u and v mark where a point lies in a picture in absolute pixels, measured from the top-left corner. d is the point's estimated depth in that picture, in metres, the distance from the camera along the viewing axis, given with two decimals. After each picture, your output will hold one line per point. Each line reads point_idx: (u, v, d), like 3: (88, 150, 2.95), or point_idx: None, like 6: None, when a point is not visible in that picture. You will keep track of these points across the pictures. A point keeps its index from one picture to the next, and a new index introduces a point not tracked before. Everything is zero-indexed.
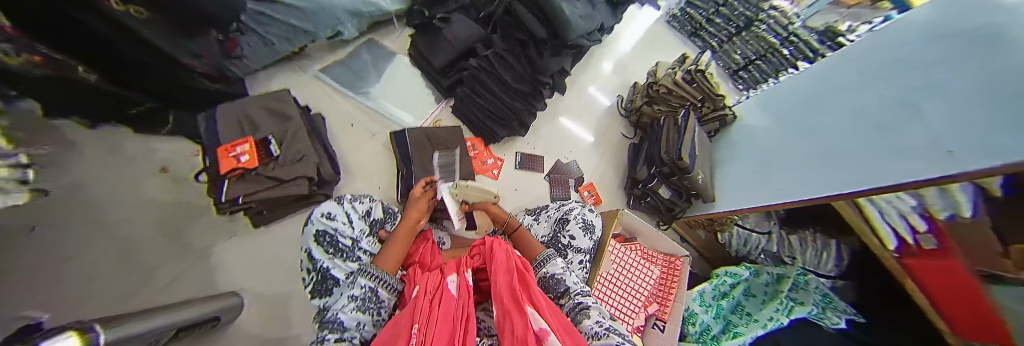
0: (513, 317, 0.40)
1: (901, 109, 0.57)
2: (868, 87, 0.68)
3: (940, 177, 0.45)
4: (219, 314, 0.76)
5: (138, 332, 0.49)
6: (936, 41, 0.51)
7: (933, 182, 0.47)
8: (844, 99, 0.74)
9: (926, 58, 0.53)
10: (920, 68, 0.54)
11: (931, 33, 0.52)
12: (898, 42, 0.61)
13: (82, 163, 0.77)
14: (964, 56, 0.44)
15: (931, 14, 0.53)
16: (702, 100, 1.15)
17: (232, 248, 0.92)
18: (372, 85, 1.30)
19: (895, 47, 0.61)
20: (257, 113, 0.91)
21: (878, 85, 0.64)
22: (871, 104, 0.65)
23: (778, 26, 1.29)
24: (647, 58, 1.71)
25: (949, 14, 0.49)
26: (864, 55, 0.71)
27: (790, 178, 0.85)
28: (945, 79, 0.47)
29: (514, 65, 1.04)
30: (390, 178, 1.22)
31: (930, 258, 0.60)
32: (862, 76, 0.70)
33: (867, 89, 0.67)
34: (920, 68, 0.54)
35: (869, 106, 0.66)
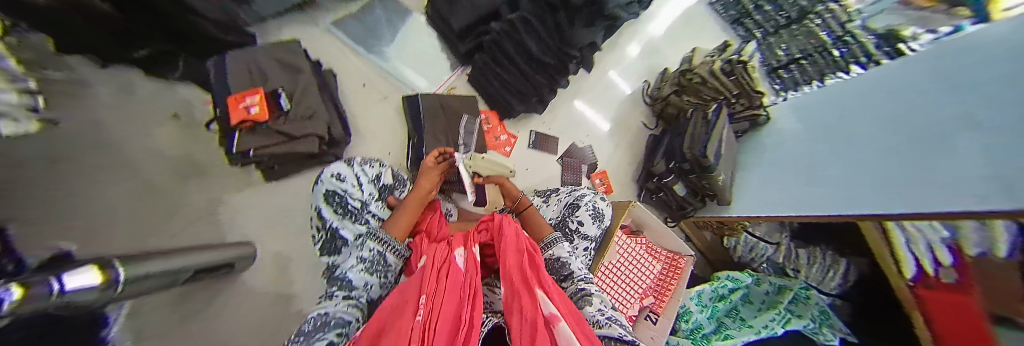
0: (522, 297, 0.39)
1: (967, 135, 0.51)
2: (925, 105, 0.62)
3: (985, 211, 0.42)
4: (232, 261, 0.84)
5: (156, 271, 0.55)
6: (1006, 60, 0.46)
7: (978, 215, 0.44)
8: (897, 114, 0.68)
9: (993, 79, 0.48)
10: (987, 90, 0.49)
11: (1003, 52, 0.48)
12: (969, 58, 0.55)
13: (99, 105, 0.81)
14: None
15: (1010, 30, 0.48)
16: (738, 95, 1.06)
17: (243, 199, 0.99)
18: (385, 45, 1.22)
19: (965, 64, 0.56)
20: (267, 63, 0.88)
21: (941, 103, 0.59)
22: (930, 124, 0.60)
23: (835, 22, 1.10)
24: (682, 43, 1.59)
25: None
26: (935, 67, 0.64)
27: (821, 190, 0.81)
28: (1010, 106, 0.43)
29: (541, 33, 0.95)
30: (401, 145, 1.20)
31: (943, 290, 0.60)
32: (925, 91, 0.64)
33: (927, 106, 0.61)
34: (986, 89, 0.49)
35: (927, 125, 0.60)
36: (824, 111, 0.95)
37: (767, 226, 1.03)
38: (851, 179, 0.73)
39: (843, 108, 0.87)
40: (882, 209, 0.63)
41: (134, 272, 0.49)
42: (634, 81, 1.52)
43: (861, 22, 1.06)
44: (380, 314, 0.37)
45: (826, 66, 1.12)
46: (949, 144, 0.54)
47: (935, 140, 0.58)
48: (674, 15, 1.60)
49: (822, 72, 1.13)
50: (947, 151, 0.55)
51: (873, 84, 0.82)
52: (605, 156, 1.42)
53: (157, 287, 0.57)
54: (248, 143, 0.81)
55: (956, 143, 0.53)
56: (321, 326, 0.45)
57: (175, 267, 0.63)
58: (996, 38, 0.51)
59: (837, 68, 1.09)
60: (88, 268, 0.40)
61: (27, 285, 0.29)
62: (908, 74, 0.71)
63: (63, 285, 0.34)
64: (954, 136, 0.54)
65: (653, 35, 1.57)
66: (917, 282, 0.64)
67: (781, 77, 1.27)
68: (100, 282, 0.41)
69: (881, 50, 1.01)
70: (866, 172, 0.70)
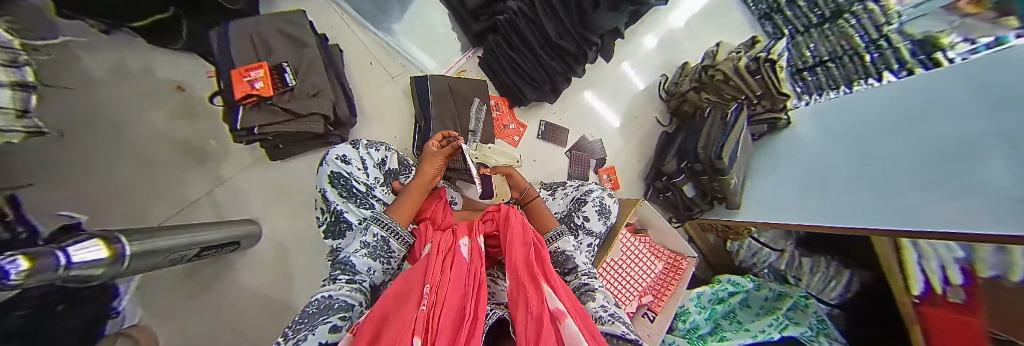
0: (528, 291, 0.36)
1: (999, 152, 0.49)
2: (955, 118, 0.59)
3: (1004, 235, 0.42)
4: (237, 240, 0.86)
5: (159, 245, 0.55)
6: None
7: (996, 238, 0.43)
8: (925, 125, 0.65)
9: None
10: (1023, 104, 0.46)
11: None
12: (1011, 68, 0.52)
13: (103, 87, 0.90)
14: None
15: None
16: (760, 96, 1.01)
17: (250, 175, 1.01)
18: (394, 21, 1.17)
19: (1007, 73, 0.52)
20: (270, 34, 0.84)
21: (971, 117, 0.56)
22: (958, 138, 0.57)
23: (871, 23, 1.01)
24: (705, 35, 1.52)
25: None
26: (971, 76, 0.61)
27: (835, 202, 0.79)
28: None
29: (561, 15, 0.85)
30: (406, 128, 1.17)
31: (953, 311, 0.57)
32: (958, 102, 0.61)
33: (958, 120, 0.59)
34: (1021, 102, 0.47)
35: (956, 140, 0.58)
36: (849, 117, 0.90)
37: (771, 234, 1.04)
38: (867, 192, 0.72)
39: (869, 116, 0.83)
40: (894, 223, 0.62)
41: (141, 244, 0.50)
42: (650, 74, 1.46)
43: (900, 25, 0.95)
44: (383, 303, 0.35)
45: (854, 70, 1.04)
46: (979, 160, 0.52)
47: (963, 155, 0.55)
48: (697, 7, 1.52)
49: (849, 77, 1.06)
50: (976, 168, 0.52)
51: (907, 91, 0.77)
52: (614, 152, 1.39)
53: (161, 264, 0.59)
54: (251, 120, 0.80)
55: (985, 160, 0.51)
56: (323, 310, 0.44)
57: (182, 244, 0.63)
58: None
59: (867, 74, 1.00)
60: (96, 243, 0.39)
61: (32, 255, 0.27)
62: (944, 82, 0.67)
63: (69, 258, 0.33)
64: (983, 152, 0.52)
65: (675, 27, 1.49)
66: (924, 299, 0.64)
67: (805, 79, 1.20)
68: (106, 256, 0.40)
69: (917, 59, 0.90)
70: (884, 184, 0.68)
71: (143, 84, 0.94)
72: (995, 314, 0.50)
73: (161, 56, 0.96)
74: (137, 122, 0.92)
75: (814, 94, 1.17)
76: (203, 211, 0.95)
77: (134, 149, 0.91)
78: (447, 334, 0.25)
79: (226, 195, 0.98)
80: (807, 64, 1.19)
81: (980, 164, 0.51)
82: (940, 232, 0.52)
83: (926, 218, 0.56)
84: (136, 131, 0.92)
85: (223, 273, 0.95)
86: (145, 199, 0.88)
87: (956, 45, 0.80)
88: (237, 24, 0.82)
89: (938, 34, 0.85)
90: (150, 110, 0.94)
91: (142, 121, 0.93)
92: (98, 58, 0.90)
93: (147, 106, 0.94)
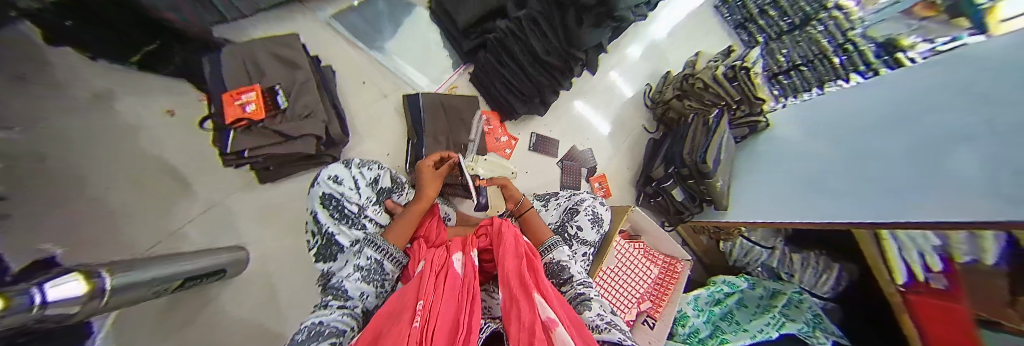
0: (521, 303, 0.37)
1: (963, 142, 0.52)
2: (924, 113, 0.62)
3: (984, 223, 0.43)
4: (225, 267, 0.83)
5: (140, 278, 0.53)
6: (1008, 70, 0.46)
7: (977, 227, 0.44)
8: (893, 122, 0.69)
9: (994, 87, 0.48)
10: (986, 100, 0.48)
11: (1004, 63, 0.47)
12: (973, 67, 0.55)
13: None
14: None
15: (1014, 41, 0.47)
16: (739, 101, 1.05)
17: (240, 200, 1.00)
18: (385, 40, 1.21)
19: (968, 73, 0.55)
20: (263, 57, 0.87)
21: (939, 113, 0.59)
22: (925, 133, 0.60)
23: (837, 29, 1.11)
24: (687, 46, 1.60)
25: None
26: (934, 75, 0.64)
27: (817, 200, 0.82)
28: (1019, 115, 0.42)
29: (548, 34, 0.91)
30: (399, 145, 1.18)
31: (937, 297, 0.61)
32: (920, 100, 0.65)
33: (924, 116, 0.62)
34: (984, 100, 0.49)
35: (923, 134, 0.61)
36: (826, 115, 0.94)
37: (762, 232, 1.04)
38: (848, 188, 0.74)
39: (840, 115, 0.88)
40: (877, 218, 0.64)
41: (120, 280, 0.48)
42: (637, 84, 1.52)
43: (862, 30, 1.07)
44: (376, 322, 0.35)
45: (825, 73, 1.10)
46: (941, 151, 0.55)
47: (926, 148, 0.59)
48: (678, 19, 1.61)
49: (822, 78, 1.10)
50: (943, 159, 0.55)
51: (872, 91, 0.82)
52: (605, 160, 1.42)
53: (142, 298, 0.57)
54: (242, 143, 0.80)
55: (952, 153, 0.53)
56: (314, 336, 0.42)
57: (167, 274, 0.62)
58: (992, 50, 0.51)
59: (837, 76, 1.08)
60: (75, 278, 0.38)
61: (9, 294, 0.27)
62: (906, 83, 0.72)
63: (46, 296, 0.32)
64: (951, 146, 0.54)
65: (656, 38, 1.57)
66: (910, 287, 0.66)
67: (782, 82, 1.19)
68: (85, 293, 0.39)
69: (880, 60, 0.99)
70: (863, 179, 0.71)
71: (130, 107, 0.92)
72: (984, 299, 0.54)
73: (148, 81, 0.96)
74: None
75: (790, 97, 1.18)
76: (189, 237, 0.92)
77: None
78: None
79: (212, 219, 0.96)
80: (782, 68, 1.20)
81: (949, 155, 0.54)
82: (928, 223, 0.53)
83: (910, 210, 0.58)
84: None
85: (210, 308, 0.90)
86: None
87: (918, 45, 0.91)
88: (229, 48, 0.83)
89: (898, 37, 0.96)
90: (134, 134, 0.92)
91: None
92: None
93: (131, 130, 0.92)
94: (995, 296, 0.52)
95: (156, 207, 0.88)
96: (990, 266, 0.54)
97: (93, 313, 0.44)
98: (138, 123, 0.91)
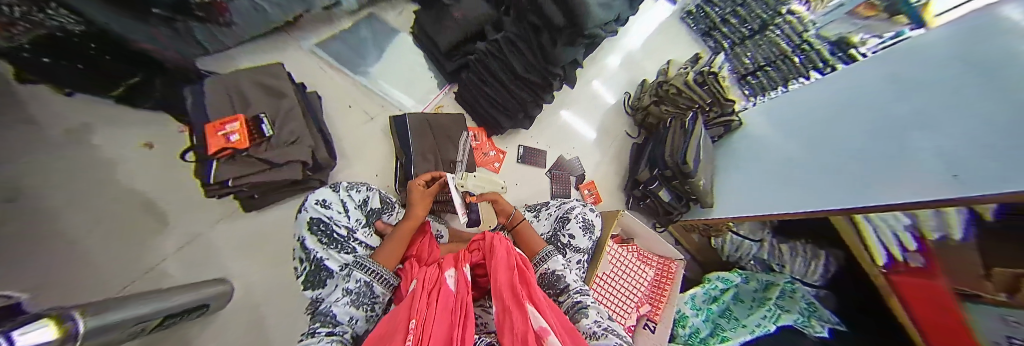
0: (513, 314, 0.38)
1: (912, 130, 0.56)
2: (872, 103, 0.68)
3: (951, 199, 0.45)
4: (208, 302, 0.79)
5: (115, 319, 0.51)
6: (940, 58, 0.51)
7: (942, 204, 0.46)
8: (850, 113, 0.74)
9: (930, 74, 0.52)
10: (925, 86, 0.53)
11: (934, 52, 0.52)
12: (906, 58, 0.61)
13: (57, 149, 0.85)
14: (970, 73, 0.44)
15: (938, 33, 0.53)
16: (711, 103, 1.11)
17: (221, 233, 0.96)
18: (370, 65, 1.24)
19: (904, 64, 0.61)
20: (246, 86, 0.88)
21: (886, 101, 0.64)
22: (875, 121, 0.65)
23: (793, 31, 1.17)
24: (659, 54, 1.70)
25: (954, 36, 0.48)
26: (874, 69, 0.70)
27: (794, 191, 0.86)
28: (958, 95, 0.46)
29: (524, 53, 0.97)
30: (387, 166, 1.19)
31: (916, 275, 0.63)
32: (868, 92, 0.70)
33: (873, 105, 0.67)
34: (923, 87, 0.54)
35: (874, 121, 0.66)
36: (791, 110, 1.00)
37: (749, 225, 1.05)
38: (821, 178, 0.78)
39: (803, 109, 0.94)
40: (844, 203, 0.68)
41: (94, 323, 0.46)
42: (617, 92, 1.58)
43: (816, 31, 1.11)
44: None
45: (788, 71, 1.19)
46: (893, 135, 0.59)
47: (880, 135, 0.63)
48: (649, 31, 1.72)
49: (785, 77, 1.20)
50: (894, 145, 0.59)
51: (826, 86, 0.88)
52: (593, 167, 1.45)
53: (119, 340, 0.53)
54: (225, 173, 0.79)
55: (902, 136, 0.58)
56: None
57: (144, 313, 0.59)
58: (921, 42, 0.57)
59: (799, 73, 1.14)
60: (44, 322, 0.36)
61: None
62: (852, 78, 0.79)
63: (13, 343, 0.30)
64: (901, 129, 0.58)
65: (630, 49, 1.66)
66: (890, 268, 0.69)
67: (750, 83, 1.32)
68: (57, 337, 0.37)
69: (836, 56, 1.05)
70: (832, 169, 0.75)
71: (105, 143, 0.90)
72: (960, 272, 0.55)
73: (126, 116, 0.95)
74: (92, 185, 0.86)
75: (759, 96, 1.30)
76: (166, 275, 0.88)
77: None
78: None
79: (192, 254, 0.92)
80: (749, 70, 1.32)
81: (900, 138, 0.58)
82: (903, 204, 0.55)
83: (879, 192, 0.61)
84: None
85: None
86: None
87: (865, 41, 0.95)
88: (212, 79, 0.85)
89: (849, 34, 1.01)
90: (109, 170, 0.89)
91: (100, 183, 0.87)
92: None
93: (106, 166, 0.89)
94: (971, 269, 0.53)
95: (131, 245, 0.85)
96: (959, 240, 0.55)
97: None
98: (115, 160, 0.89)
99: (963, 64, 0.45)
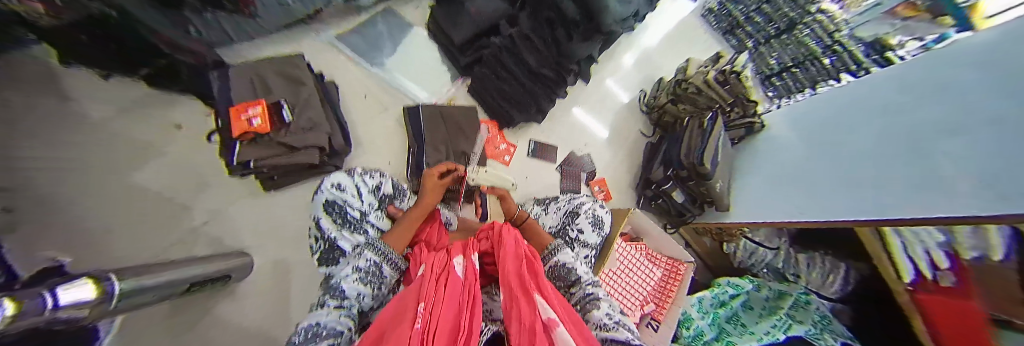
0: (521, 303, 0.38)
1: (952, 139, 0.53)
2: (904, 109, 0.66)
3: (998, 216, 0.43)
4: (230, 273, 0.84)
5: (147, 284, 0.54)
6: (993, 63, 0.48)
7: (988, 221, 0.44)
8: (884, 121, 0.70)
9: (981, 80, 0.50)
10: (974, 93, 0.51)
11: (988, 57, 0.50)
12: (952, 64, 0.58)
13: None
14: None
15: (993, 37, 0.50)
16: (732, 104, 1.08)
17: (241, 213, 1.01)
18: (385, 57, 1.26)
19: (948, 70, 0.58)
20: (269, 75, 0.91)
21: (919, 108, 0.62)
22: (907, 127, 0.63)
23: (823, 32, 1.12)
24: (678, 52, 1.65)
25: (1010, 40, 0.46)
26: (908, 74, 0.68)
27: (811, 197, 0.84)
28: (1009, 104, 0.44)
29: (539, 48, 0.96)
30: (400, 155, 1.21)
31: (949, 295, 0.59)
32: (907, 100, 0.66)
33: (905, 110, 0.65)
34: (970, 94, 0.51)
35: (903, 127, 0.64)
36: (813, 113, 0.97)
37: (764, 232, 1.03)
38: (840, 184, 0.76)
39: (829, 113, 0.90)
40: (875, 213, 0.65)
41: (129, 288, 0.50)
42: (631, 90, 1.55)
43: (849, 31, 1.05)
44: (378, 324, 0.35)
45: (817, 72, 1.14)
46: (932, 144, 0.57)
47: (922, 146, 0.59)
48: (667, 28, 1.67)
49: (814, 79, 1.15)
50: (940, 159, 0.55)
51: (860, 93, 0.82)
52: (604, 164, 1.44)
53: (150, 303, 0.58)
54: (248, 155, 0.83)
55: (939, 144, 0.55)
56: (311, 337, 0.41)
57: (174, 279, 0.64)
58: (970, 47, 0.54)
59: (829, 76, 1.10)
60: (85, 282, 0.41)
61: (20, 298, 0.31)
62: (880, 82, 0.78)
63: (57, 301, 0.35)
64: (940, 139, 0.56)
65: (647, 47, 1.62)
66: (917, 285, 0.65)
67: (775, 84, 1.29)
68: (93, 297, 0.41)
69: (870, 59, 0.99)
70: (854, 179, 0.72)
71: None
72: (992, 295, 0.53)
73: None
74: None
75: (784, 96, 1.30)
76: None
77: None
78: None
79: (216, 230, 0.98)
80: (774, 70, 1.29)
81: (938, 148, 0.56)
82: (937, 219, 0.54)
83: (910, 204, 0.58)
84: None
85: (206, 318, 0.87)
86: None
87: (905, 43, 0.88)
88: (235, 67, 0.88)
89: (886, 35, 0.94)
90: None
91: None
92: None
93: None
94: (1008, 294, 0.50)
95: None
96: (1001, 262, 0.51)
97: (103, 317, 0.47)
98: None
99: (1018, 78, 0.42)
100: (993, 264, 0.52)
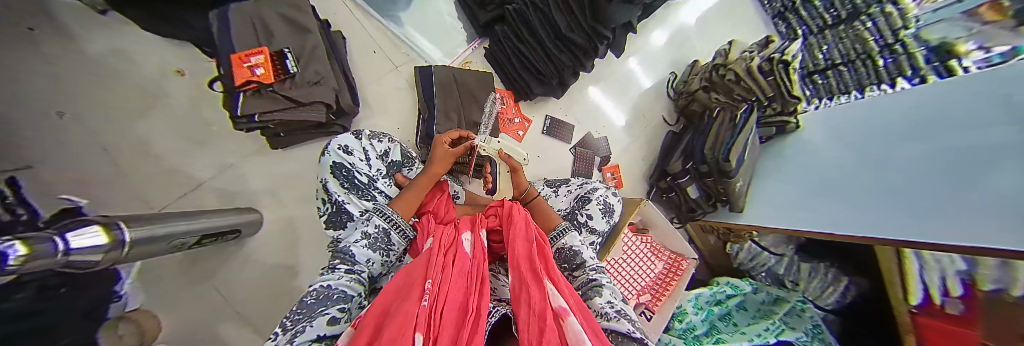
0: (531, 287, 0.33)
1: (992, 162, 0.49)
2: (955, 122, 0.59)
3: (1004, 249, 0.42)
4: (239, 227, 0.86)
5: (155, 234, 0.55)
6: None
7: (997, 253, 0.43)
8: (929, 133, 0.63)
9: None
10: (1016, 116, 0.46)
11: None
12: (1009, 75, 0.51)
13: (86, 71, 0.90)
14: None
15: None
16: (771, 98, 0.95)
17: (250, 166, 1.03)
18: (398, 8, 1.13)
19: (1002, 80, 0.52)
20: (268, 16, 0.82)
21: (966, 125, 0.56)
22: (955, 145, 0.57)
23: (886, 27, 0.86)
24: (721, 32, 1.48)
25: None
26: (976, 77, 0.59)
27: (837, 208, 0.80)
28: None
29: (574, 6, 0.81)
30: (409, 119, 1.15)
31: (953, 322, 0.58)
32: (961, 110, 0.58)
33: (954, 124, 0.58)
34: (1014, 116, 0.46)
35: (954, 144, 0.57)
36: (860, 113, 0.87)
37: (772, 238, 1.08)
38: (873, 200, 0.70)
39: (877, 114, 0.82)
40: (892, 234, 0.63)
41: (142, 236, 0.51)
42: (658, 73, 1.43)
43: (917, 30, 0.80)
44: (385, 294, 0.33)
45: (866, 75, 0.91)
46: (973, 168, 0.52)
47: (958, 163, 0.55)
48: (710, 3, 1.48)
49: (861, 82, 0.93)
50: (968, 180, 0.53)
51: (916, 93, 0.74)
52: (620, 150, 1.38)
53: (160, 251, 0.60)
54: (252, 107, 0.78)
55: (981, 168, 0.51)
56: (322, 300, 0.40)
57: (183, 230, 0.64)
58: None
59: (880, 80, 0.88)
60: (97, 230, 0.41)
61: (31, 241, 0.30)
62: (947, 80, 0.67)
63: (68, 243, 0.35)
64: (984, 162, 0.50)
65: (685, 23, 1.45)
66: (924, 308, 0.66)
67: (816, 83, 1.05)
68: (107, 243, 0.42)
69: (931, 66, 0.75)
70: (887, 192, 0.68)
71: (138, 70, 0.96)
72: (990, 328, 0.51)
73: (155, 41, 0.98)
74: (139, 108, 0.95)
75: (825, 99, 1.04)
76: (207, 195, 0.98)
77: (136, 135, 0.93)
78: (445, 338, 0.22)
79: (226, 181, 1.00)
80: (818, 67, 1.04)
81: (978, 172, 0.51)
82: (946, 245, 0.52)
83: (931, 229, 0.56)
84: (133, 119, 0.94)
85: (223, 266, 0.97)
86: (145, 188, 0.92)
87: (967, 55, 0.66)
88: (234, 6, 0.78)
89: (954, 41, 0.70)
90: (143, 96, 0.95)
91: (136, 106, 0.94)
92: (102, 47, 0.93)
93: (140, 92, 0.95)
94: (1002, 331, 0.48)
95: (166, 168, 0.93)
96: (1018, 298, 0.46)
97: (119, 261, 0.48)
98: (159, 89, 0.97)
99: None
100: (1005, 299, 0.49)
